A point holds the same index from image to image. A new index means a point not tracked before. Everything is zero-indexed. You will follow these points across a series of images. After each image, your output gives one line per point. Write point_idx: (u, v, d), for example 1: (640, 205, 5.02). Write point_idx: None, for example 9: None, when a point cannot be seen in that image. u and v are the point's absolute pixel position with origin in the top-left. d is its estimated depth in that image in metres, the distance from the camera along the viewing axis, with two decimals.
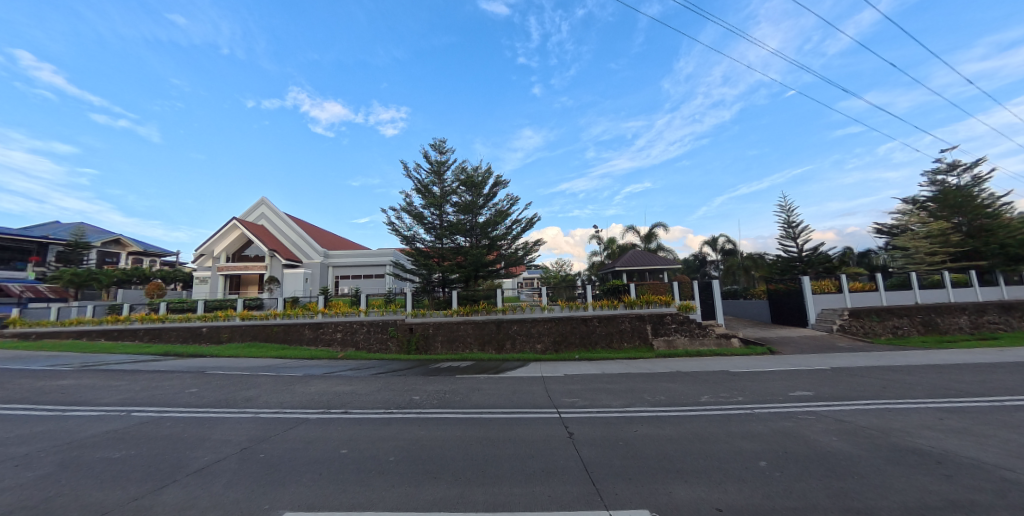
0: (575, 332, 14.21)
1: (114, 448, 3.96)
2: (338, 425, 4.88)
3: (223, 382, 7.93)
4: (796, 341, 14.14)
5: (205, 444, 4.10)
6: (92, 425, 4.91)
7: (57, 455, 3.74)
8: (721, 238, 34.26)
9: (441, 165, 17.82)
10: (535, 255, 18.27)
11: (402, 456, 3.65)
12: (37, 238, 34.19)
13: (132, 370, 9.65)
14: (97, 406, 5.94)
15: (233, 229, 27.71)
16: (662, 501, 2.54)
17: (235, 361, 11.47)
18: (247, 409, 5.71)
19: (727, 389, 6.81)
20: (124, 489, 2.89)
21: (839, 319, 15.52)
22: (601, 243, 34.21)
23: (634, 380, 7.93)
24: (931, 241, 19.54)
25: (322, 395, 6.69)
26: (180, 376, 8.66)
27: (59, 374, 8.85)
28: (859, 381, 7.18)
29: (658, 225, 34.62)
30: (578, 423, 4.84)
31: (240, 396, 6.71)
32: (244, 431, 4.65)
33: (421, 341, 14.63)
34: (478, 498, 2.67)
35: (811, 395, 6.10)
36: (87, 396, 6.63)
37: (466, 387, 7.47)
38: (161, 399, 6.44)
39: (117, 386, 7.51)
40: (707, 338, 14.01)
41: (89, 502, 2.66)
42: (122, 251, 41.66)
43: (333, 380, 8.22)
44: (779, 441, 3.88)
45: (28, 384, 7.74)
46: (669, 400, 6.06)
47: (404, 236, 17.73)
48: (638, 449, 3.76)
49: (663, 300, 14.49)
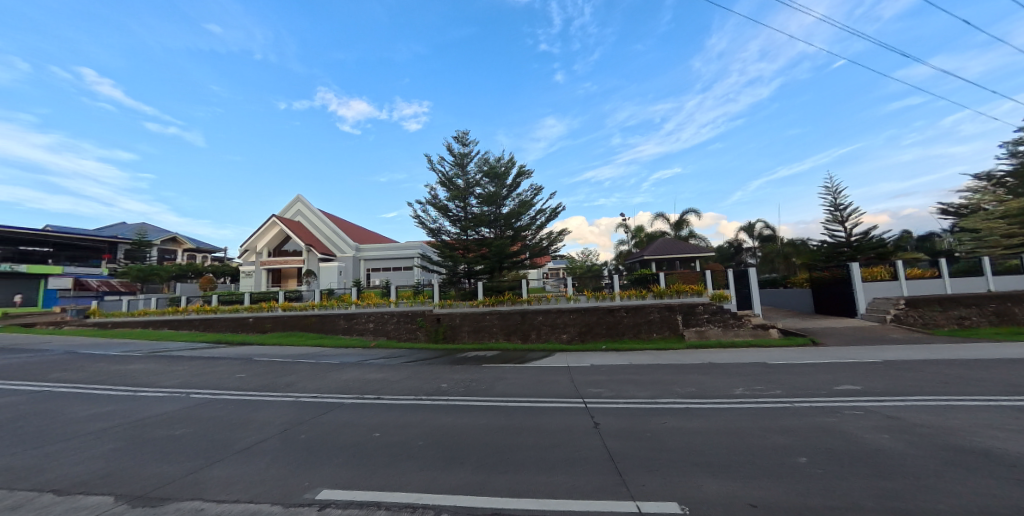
0: (600, 322, 14.02)
1: (172, 427, 4.37)
2: (369, 410, 5.12)
3: (265, 369, 8.51)
4: (841, 332, 13.25)
5: (250, 426, 4.44)
6: (155, 405, 5.44)
7: (127, 431, 4.18)
8: (759, 223, 32.45)
9: (463, 157, 17.92)
10: (559, 245, 18.12)
11: (428, 442, 3.78)
12: (108, 238, 38.04)
13: (188, 356, 10.53)
14: (160, 388, 6.58)
15: (272, 226, 29.37)
16: (690, 494, 2.47)
17: (277, 350, 12.25)
18: (288, 394, 6.13)
19: (762, 382, 6.46)
20: (181, 464, 3.17)
21: (893, 309, 14.33)
22: (629, 232, 33.38)
23: (661, 372, 7.72)
24: (1008, 222, 17.35)
25: (354, 382, 7.05)
26: (229, 363, 9.41)
27: (128, 360, 9.86)
28: (916, 376, 6.57)
29: (690, 212, 33.16)
30: (603, 414, 4.79)
31: (281, 381, 7.19)
32: (285, 414, 4.98)
33: (448, 331, 15.07)
34: (501, 485, 2.72)
35: (857, 390, 5.68)
36: (150, 379, 7.35)
37: (491, 376, 7.58)
38: (212, 383, 7.03)
39: (176, 371, 8.31)
40: (742, 329, 13.33)
41: (152, 474, 2.95)
42: (178, 248, 45.61)
43: (365, 368, 8.63)
44: (820, 437, 3.65)
45: (103, 367, 8.71)
46: (698, 393, 5.86)
47: (430, 229, 18.00)
48: (663, 441, 3.69)
49: (695, 290, 13.94)
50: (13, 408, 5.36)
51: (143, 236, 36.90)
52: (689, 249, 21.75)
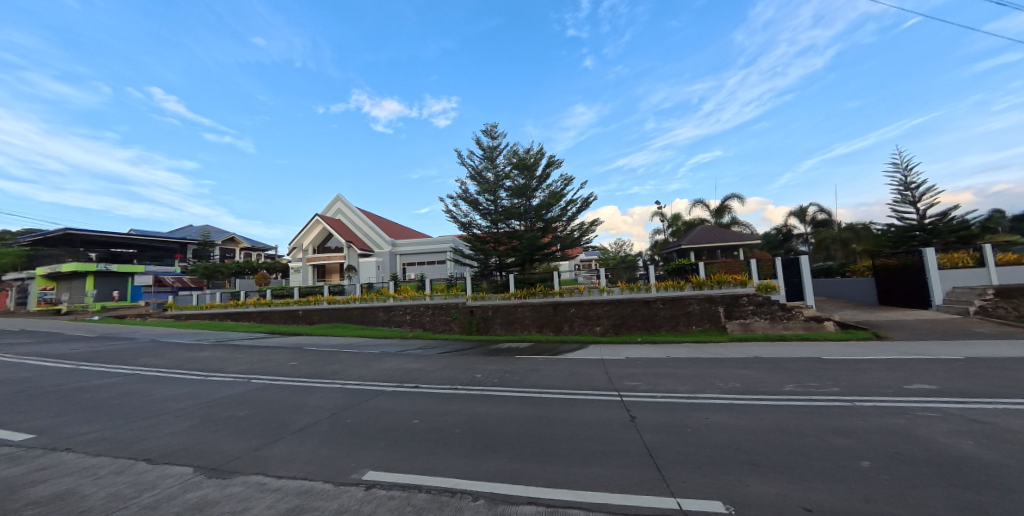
0: (635, 314, 13.65)
1: (237, 408, 4.80)
2: (408, 398, 5.34)
3: (315, 357, 9.12)
4: (912, 325, 11.95)
5: (302, 409, 4.78)
6: (222, 388, 6.01)
7: (200, 411, 4.65)
8: (812, 208, 29.95)
9: (493, 150, 17.95)
10: (592, 236, 17.80)
11: (465, 430, 3.88)
12: (178, 239, 42.26)
13: (248, 345, 11.53)
14: (227, 373, 7.27)
15: (316, 224, 31.16)
16: (736, 494, 2.35)
17: (323, 340, 13.08)
18: (335, 381, 6.53)
19: (817, 379, 5.99)
20: (245, 441, 3.48)
21: (979, 300, 12.64)
22: (665, 220, 32.06)
23: (701, 365, 7.40)
24: None
25: (395, 371, 7.38)
26: (282, 351, 10.20)
27: (198, 347, 10.98)
28: (1008, 376, 5.78)
29: (732, 197, 31.21)
30: (640, 407, 4.67)
31: (329, 369, 7.68)
32: (332, 399, 5.32)
33: (481, 323, 15.32)
34: (537, 474, 2.74)
35: (933, 390, 5.11)
36: (218, 365, 8.13)
37: (524, 367, 7.63)
38: (270, 369, 7.66)
39: (239, 358, 9.12)
40: (792, 322, 12.42)
41: (223, 449, 3.26)
42: (237, 247, 49.81)
43: (404, 358, 9.00)
44: (886, 440, 3.33)
45: (179, 354, 9.77)
46: (744, 388, 5.56)
47: (461, 223, 18.28)
48: (705, 437, 3.54)
49: (739, 280, 13.14)
50: (109, 387, 6.12)
51: (207, 237, 40.51)
52: (731, 237, 20.54)
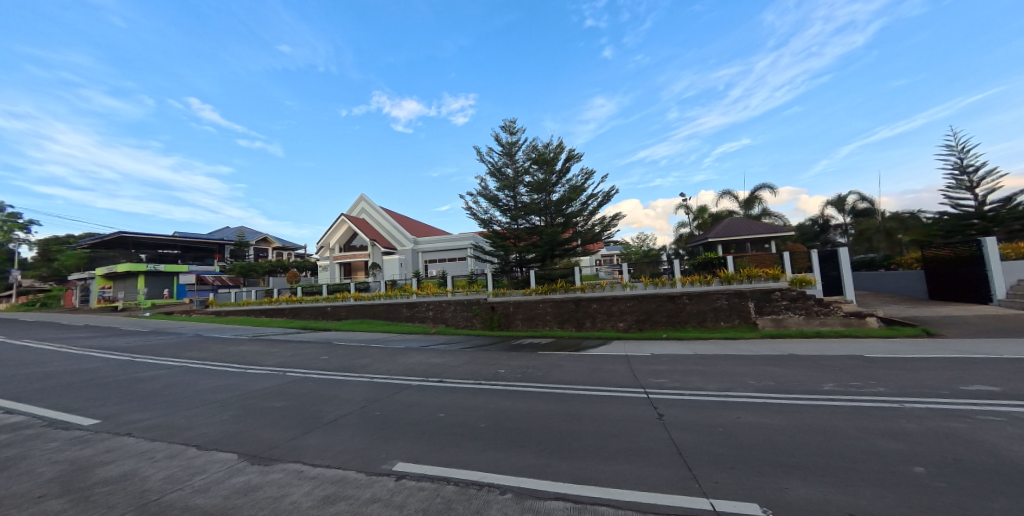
0: (660, 310, 13.34)
1: (274, 399, 5.05)
2: (433, 392, 5.44)
3: (343, 352, 9.46)
4: (967, 321, 11.04)
5: (333, 401, 4.96)
6: (260, 380, 6.34)
7: (240, 401, 4.92)
8: (852, 196, 28.18)
9: (512, 146, 17.90)
10: (614, 230, 17.52)
11: (490, 424, 3.92)
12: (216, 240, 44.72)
13: (282, 340, 12.10)
14: (264, 366, 7.66)
15: (341, 224, 32.17)
16: (773, 497, 2.26)
17: (351, 335, 13.55)
18: (364, 375, 6.75)
19: (859, 378, 5.65)
20: (283, 431, 3.66)
21: None
22: (691, 213, 31.05)
23: (731, 362, 7.14)
24: None
25: (420, 366, 7.53)
26: (313, 346, 10.65)
27: (237, 342, 11.62)
28: None
29: (763, 187, 29.83)
30: (668, 405, 4.56)
31: (357, 363, 7.94)
32: (361, 392, 5.49)
33: (503, 319, 15.41)
34: (564, 470, 2.74)
35: (994, 392, 4.70)
36: (255, 359, 8.58)
37: (547, 363, 7.60)
38: (303, 363, 8.02)
39: (274, 352, 9.59)
40: (830, 317, 11.77)
41: (262, 438, 3.43)
42: (269, 247, 52.24)
43: (428, 353, 9.18)
44: (940, 444, 3.11)
45: (220, 348, 10.39)
46: (778, 386, 5.33)
47: (481, 220, 18.38)
48: (737, 437, 3.42)
49: (770, 274, 12.61)
50: (161, 378, 6.60)
51: (243, 237, 42.78)
52: (762, 229, 19.63)
